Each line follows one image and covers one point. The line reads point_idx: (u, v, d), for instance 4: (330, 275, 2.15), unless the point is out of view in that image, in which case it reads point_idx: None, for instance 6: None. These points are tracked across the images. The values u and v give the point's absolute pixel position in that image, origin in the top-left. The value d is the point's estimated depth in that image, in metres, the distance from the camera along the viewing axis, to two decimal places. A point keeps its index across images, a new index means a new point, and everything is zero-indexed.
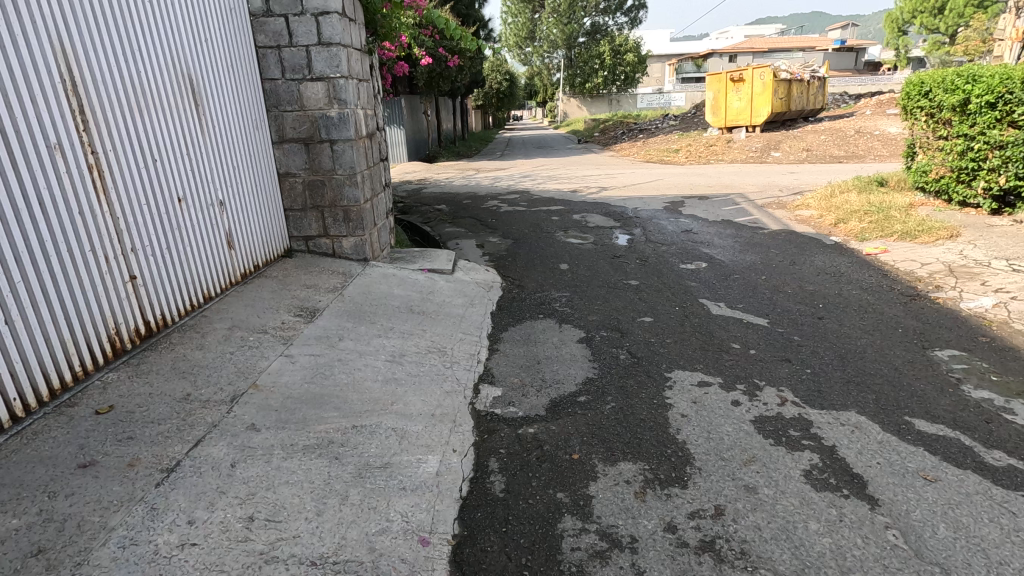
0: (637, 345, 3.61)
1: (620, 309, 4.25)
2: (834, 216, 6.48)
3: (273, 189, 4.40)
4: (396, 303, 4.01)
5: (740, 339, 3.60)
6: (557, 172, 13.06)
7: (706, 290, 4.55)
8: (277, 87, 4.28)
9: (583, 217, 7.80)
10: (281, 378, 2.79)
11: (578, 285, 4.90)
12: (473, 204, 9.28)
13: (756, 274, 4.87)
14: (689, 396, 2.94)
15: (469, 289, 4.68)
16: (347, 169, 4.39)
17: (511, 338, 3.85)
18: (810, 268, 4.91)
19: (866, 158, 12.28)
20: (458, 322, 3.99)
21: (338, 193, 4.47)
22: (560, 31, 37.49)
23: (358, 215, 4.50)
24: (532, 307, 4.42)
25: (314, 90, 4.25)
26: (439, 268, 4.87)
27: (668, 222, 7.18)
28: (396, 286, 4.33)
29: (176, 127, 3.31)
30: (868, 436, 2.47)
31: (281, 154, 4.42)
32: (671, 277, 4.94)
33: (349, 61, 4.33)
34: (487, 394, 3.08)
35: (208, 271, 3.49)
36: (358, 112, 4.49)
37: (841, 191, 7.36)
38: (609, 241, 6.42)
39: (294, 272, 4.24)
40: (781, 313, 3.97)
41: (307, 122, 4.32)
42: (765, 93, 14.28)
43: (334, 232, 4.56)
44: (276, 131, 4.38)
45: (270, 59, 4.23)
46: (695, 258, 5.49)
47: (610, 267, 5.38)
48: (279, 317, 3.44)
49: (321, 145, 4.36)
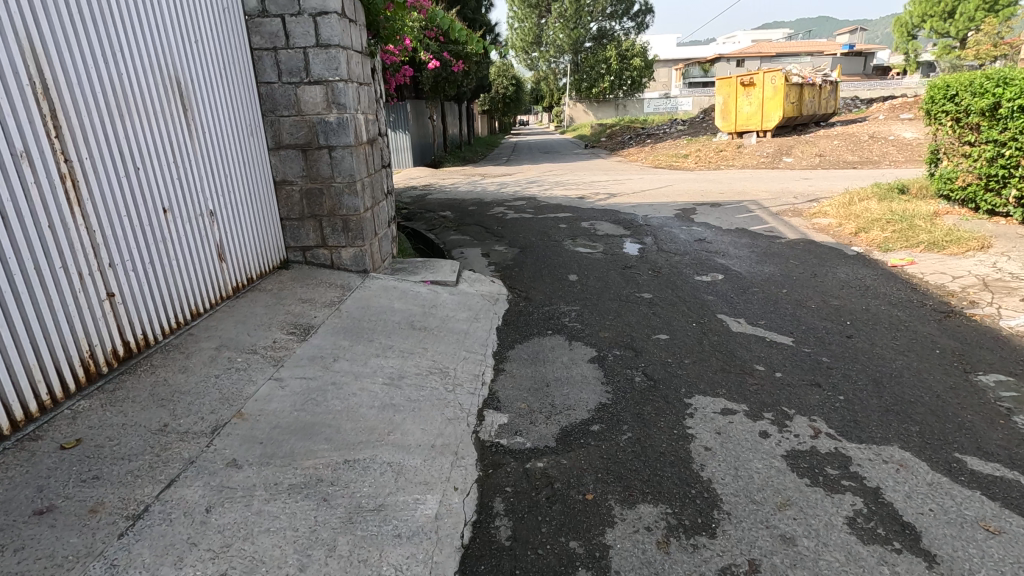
0: (653, 366, 3.37)
1: (633, 325, 4.02)
2: (854, 225, 6.22)
3: (268, 197, 4.20)
4: (397, 318, 3.79)
5: (764, 359, 3.35)
6: (564, 177, 12.85)
7: (724, 304, 4.30)
8: (273, 91, 4.08)
9: (592, 224, 7.57)
10: (269, 406, 2.57)
11: (588, 298, 4.66)
12: (478, 211, 9.08)
13: (776, 287, 4.62)
14: (712, 426, 2.69)
15: (474, 302, 4.46)
16: (347, 177, 4.18)
17: (518, 356, 3.62)
18: (833, 281, 4.65)
19: (881, 164, 11.99)
20: (462, 338, 3.76)
21: (336, 202, 4.26)
22: (566, 36, 37.40)
23: (358, 225, 4.30)
24: (540, 322, 4.19)
25: (312, 94, 4.04)
26: (442, 279, 4.65)
27: (680, 230, 6.94)
28: (397, 300, 4.12)
29: (163, 133, 3.10)
30: (916, 477, 2.22)
31: (277, 161, 4.22)
32: (685, 289, 4.70)
33: (349, 63, 4.13)
34: (493, 421, 2.85)
35: (197, 286, 3.27)
36: (358, 117, 4.28)
37: (860, 198, 7.09)
38: (620, 250, 6.18)
39: (290, 285, 4.03)
40: (807, 331, 3.71)
41: (305, 127, 4.12)
42: (776, 98, 14.01)
43: (332, 242, 4.35)
44: (273, 136, 4.18)
45: (266, 62, 4.03)
46: (711, 269, 5.24)
47: (622, 278, 5.13)
48: (270, 336, 3.22)
49: (320, 151, 4.15)
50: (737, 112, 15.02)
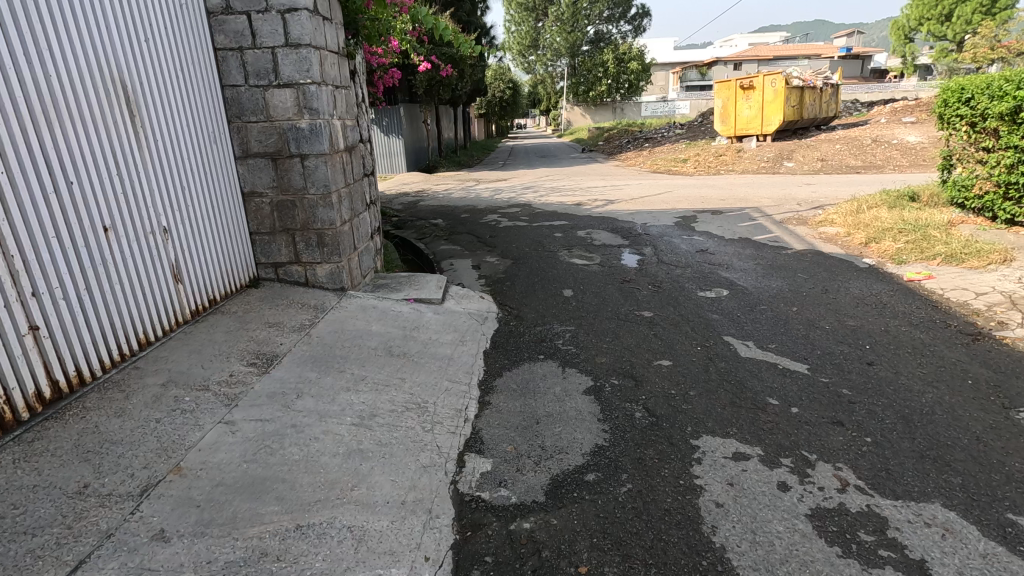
0: (654, 398, 3.04)
1: (633, 348, 3.69)
2: (864, 235, 5.92)
3: (235, 210, 3.86)
4: (374, 343, 3.46)
5: (777, 391, 3.02)
6: (561, 183, 12.53)
7: (731, 324, 3.97)
8: (239, 95, 3.75)
9: (589, 233, 7.25)
10: (214, 457, 2.23)
11: (583, 317, 4.33)
12: (471, 219, 8.75)
13: (786, 304, 4.30)
14: (723, 475, 2.36)
15: (460, 322, 4.13)
16: (321, 188, 3.85)
17: (506, 387, 3.28)
18: (846, 297, 4.33)
19: (885, 168, 11.70)
20: (444, 365, 3.43)
21: (310, 215, 3.92)
22: (563, 39, 37.21)
23: (334, 239, 3.98)
24: (531, 344, 3.86)
25: (281, 98, 3.71)
26: (426, 297, 4.31)
27: (680, 240, 6.63)
28: (376, 321, 3.78)
29: (107, 142, 2.76)
30: (967, 546, 1.90)
31: (245, 170, 3.89)
32: (688, 307, 4.38)
33: (323, 65, 3.80)
34: (474, 468, 2.51)
35: (146, 313, 2.93)
36: (333, 122, 3.94)
37: (869, 206, 6.78)
38: (618, 262, 5.86)
39: (257, 306, 3.68)
40: (824, 356, 3.39)
41: (274, 133, 3.79)
42: (777, 101, 13.73)
43: (306, 259, 4.02)
44: (240, 144, 3.85)
45: (231, 63, 3.70)
46: (715, 284, 4.92)
47: (620, 294, 4.81)
48: (226, 368, 2.87)
49: (291, 159, 3.82)
50: (737, 115, 14.72)
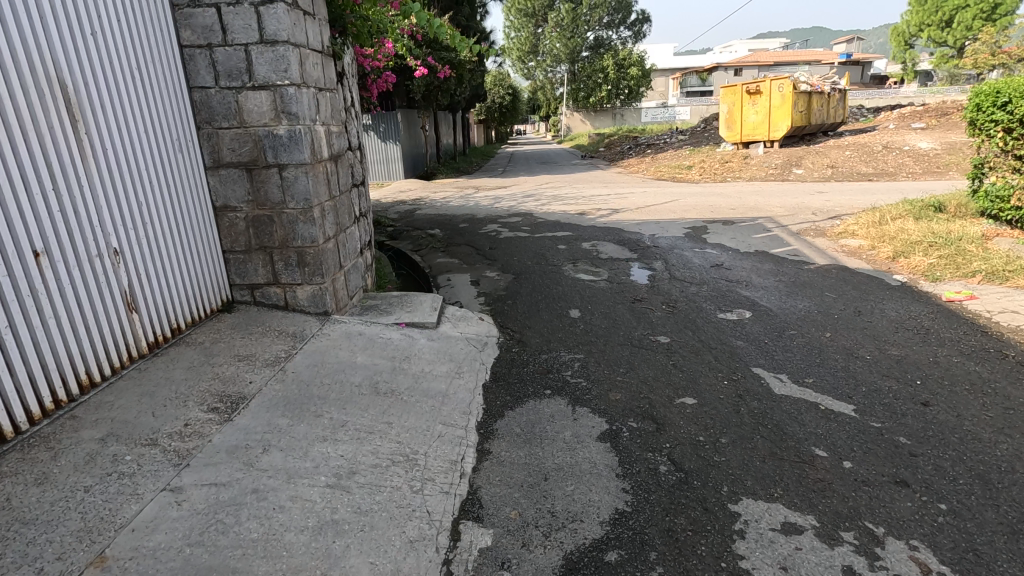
0: (681, 447, 2.62)
1: (651, 383, 3.27)
2: (891, 249, 5.53)
3: (205, 226, 3.44)
4: (358, 380, 3.04)
5: (823, 438, 2.61)
6: (563, 191, 12.15)
7: (759, 354, 3.56)
8: (209, 98, 3.34)
9: (594, 245, 6.86)
10: (150, 540, 1.80)
11: (593, 343, 3.92)
12: (470, 229, 8.37)
13: (817, 329, 3.89)
14: (774, 556, 1.95)
15: (456, 349, 3.72)
16: (302, 202, 3.45)
17: (508, 431, 2.87)
18: (884, 321, 3.93)
19: (898, 176, 11.32)
20: (438, 405, 3.01)
21: (289, 231, 3.51)
22: (563, 45, 37.03)
23: (317, 258, 3.57)
24: (536, 377, 3.44)
25: (256, 100, 3.30)
26: (419, 321, 3.90)
27: (692, 253, 6.24)
28: (362, 351, 3.37)
29: (41, 152, 2.33)
30: None
31: (216, 182, 3.48)
32: (708, 332, 3.97)
33: (303, 64, 3.39)
34: (471, 543, 2.09)
35: (89, 350, 2.51)
36: (316, 128, 3.54)
37: (893, 217, 6.40)
38: (627, 278, 5.45)
39: (228, 334, 3.27)
40: (871, 394, 2.97)
41: (249, 141, 3.38)
42: (784, 106, 13.37)
43: (285, 280, 3.62)
44: (210, 153, 3.44)
45: (200, 62, 3.29)
46: (735, 304, 4.52)
47: (631, 316, 4.40)
48: (182, 416, 2.45)
49: (268, 170, 3.42)
50: (743, 121, 14.38)
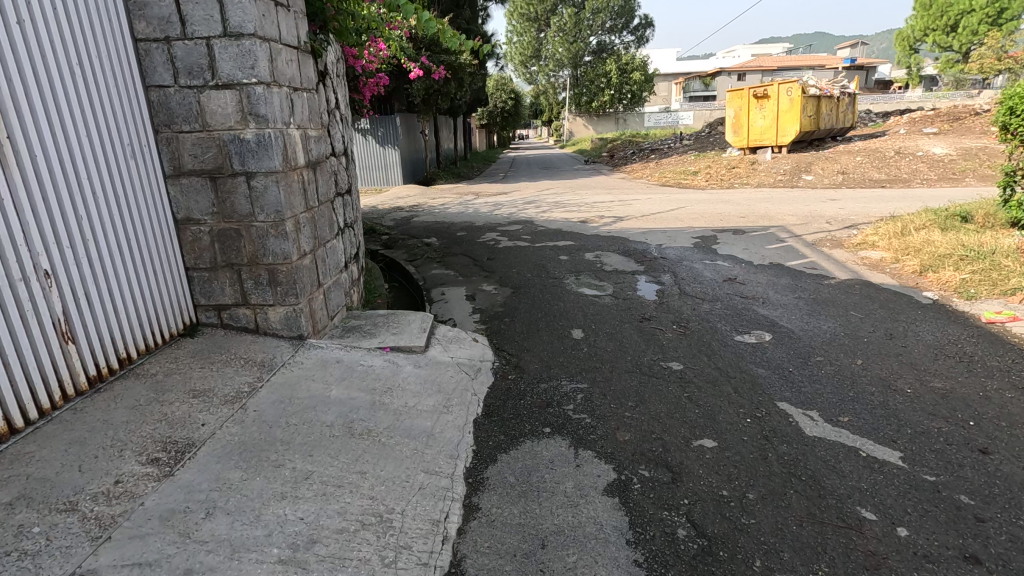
0: (702, 505, 2.24)
1: (663, 420, 2.89)
2: (917, 262, 5.15)
3: (164, 242, 3.07)
4: (329, 418, 2.66)
5: (869, 495, 2.23)
6: (565, 197, 11.78)
7: (783, 385, 3.17)
8: (167, 98, 2.98)
9: (598, 256, 6.48)
10: None
11: (598, 370, 3.53)
12: (468, 238, 8.00)
13: (846, 355, 3.50)
14: None
15: (446, 378, 3.34)
16: (272, 214, 3.09)
17: (500, 481, 2.49)
18: (920, 347, 3.54)
19: (912, 182, 10.92)
20: (421, 448, 2.63)
21: (259, 247, 3.15)
22: (566, 49, 36.77)
23: (290, 276, 3.21)
24: (534, 412, 3.06)
25: (219, 101, 2.93)
26: (405, 345, 3.52)
27: (702, 265, 5.86)
28: (337, 383, 2.99)
29: None
30: None
31: (178, 192, 3.12)
32: (725, 358, 3.59)
33: (273, 60, 3.03)
34: None
35: (8, 391, 2.13)
36: (289, 132, 3.17)
37: (917, 228, 6.02)
38: (633, 293, 5.07)
39: (187, 363, 2.90)
40: (919, 438, 2.58)
41: (212, 146, 3.02)
42: (792, 110, 13.00)
43: (255, 301, 3.25)
44: (170, 160, 3.07)
45: (156, 57, 2.92)
46: (753, 324, 4.13)
47: (639, 338, 4.01)
48: (114, 470, 2.08)
49: (234, 179, 3.05)
50: (750, 126, 13.99)
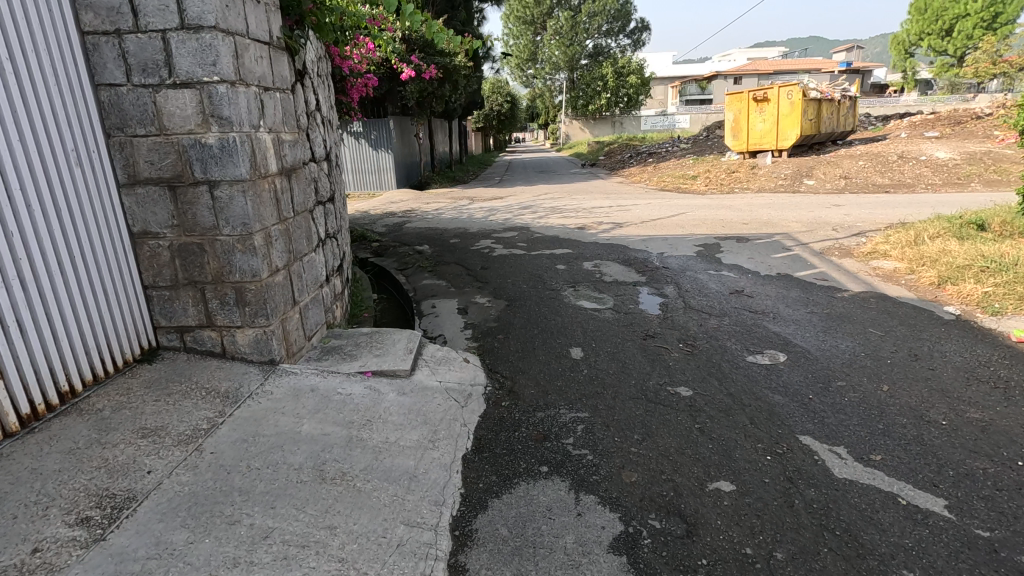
0: (725, 568, 1.94)
1: (673, 458, 2.59)
2: (935, 273, 4.88)
3: (117, 258, 2.75)
4: (298, 461, 2.35)
5: (918, 557, 1.92)
6: (562, 202, 11.49)
7: (804, 415, 2.88)
8: (119, 98, 2.66)
9: (597, 265, 6.19)
10: None
11: (600, 396, 3.23)
12: (461, 245, 7.70)
13: (869, 379, 3.21)
14: None
15: (432, 406, 3.03)
16: (239, 227, 2.78)
17: (491, 534, 2.18)
18: (950, 371, 3.26)
19: (916, 188, 10.69)
20: (402, 493, 2.32)
21: (224, 263, 2.84)
22: (562, 53, 36.59)
23: (260, 296, 2.90)
24: (529, 448, 2.76)
25: (177, 100, 2.63)
26: (388, 369, 3.21)
27: (706, 276, 5.57)
28: (310, 417, 2.68)
29: None
30: None
31: (133, 203, 2.80)
32: (736, 382, 3.30)
33: (239, 56, 2.72)
34: None
35: None
36: (258, 136, 2.87)
37: (930, 236, 5.76)
38: (635, 306, 4.78)
39: (140, 395, 2.58)
40: (963, 481, 2.29)
41: (171, 152, 2.71)
42: (793, 114, 12.77)
43: (221, 322, 2.95)
44: (124, 167, 2.76)
45: (106, 53, 2.61)
46: (766, 343, 3.84)
47: (643, 359, 3.71)
48: (33, 535, 1.76)
49: (195, 188, 2.75)
50: (750, 130, 13.75)
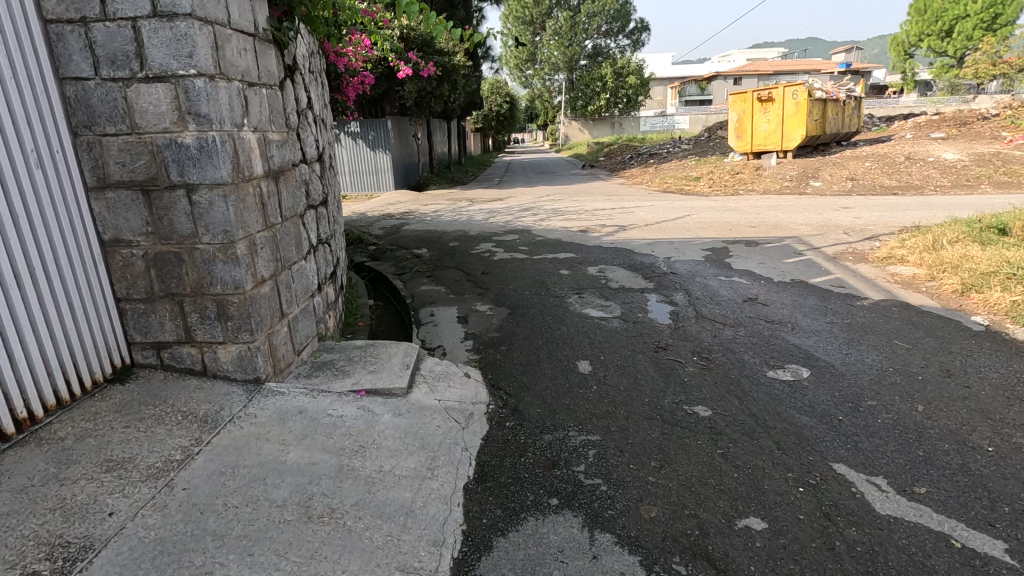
0: None
1: (696, 489, 2.36)
2: (957, 280, 4.66)
3: (85, 269, 2.50)
4: (282, 497, 2.11)
5: None
6: (564, 204, 11.27)
7: (836, 439, 2.65)
8: (86, 92, 2.42)
9: (602, 271, 5.96)
10: None
11: (611, 417, 2.99)
12: (461, 249, 7.46)
13: (903, 398, 2.98)
14: None
15: (431, 429, 2.78)
16: (219, 235, 2.54)
17: None
18: (989, 389, 3.02)
19: (925, 189, 10.49)
20: (396, 533, 2.07)
21: (204, 274, 2.60)
22: (561, 53, 36.43)
23: (243, 309, 2.66)
24: (537, 477, 2.52)
25: (151, 96, 2.39)
26: (383, 388, 2.97)
27: (716, 282, 5.35)
28: (297, 444, 2.43)
29: None
30: None
31: (103, 208, 2.56)
32: (758, 400, 3.06)
33: (219, 46, 2.49)
34: None
35: None
36: (241, 134, 2.63)
37: (950, 241, 5.53)
38: (644, 315, 4.55)
39: (109, 422, 2.34)
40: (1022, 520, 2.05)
41: (145, 153, 2.47)
42: (798, 114, 12.58)
43: (202, 338, 2.71)
44: (93, 170, 2.52)
45: (72, 43, 2.38)
46: (786, 357, 3.61)
47: (656, 374, 3.47)
48: None
49: (171, 192, 2.51)
50: (754, 131, 13.54)
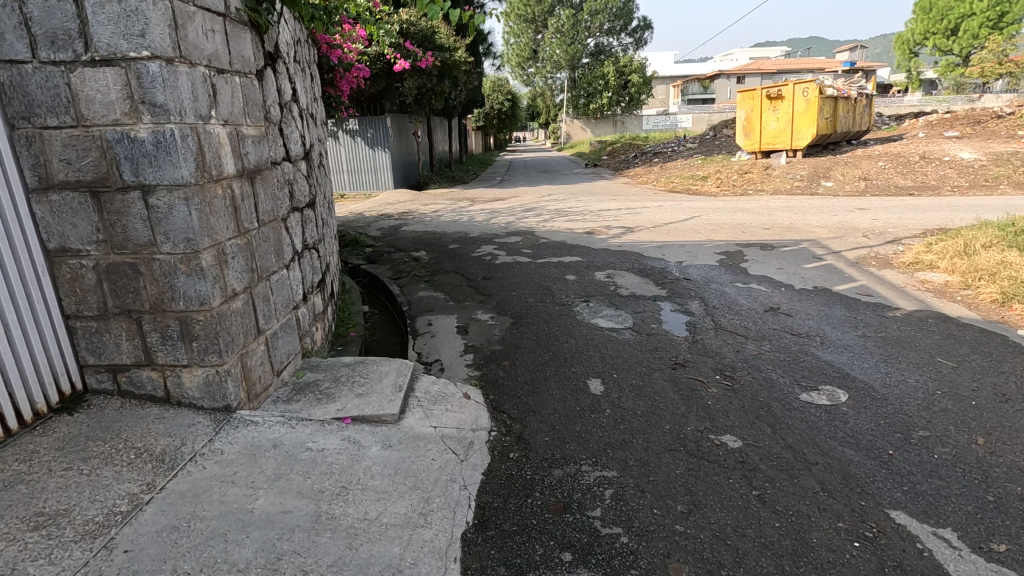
0: None
1: (734, 542, 2.02)
2: (996, 288, 4.34)
3: (25, 284, 2.16)
4: (245, 558, 1.77)
5: None
6: (568, 204, 10.93)
7: (891, 480, 2.31)
8: (24, 78, 2.08)
9: (611, 276, 5.62)
10: None
11: (628, 449, 2.64)
12: (462, 251, 7.13)
13: (960, 428, 2.64)
14: None
15: (425, 462, 2.43)
16: (180, 243, 2.21)
17: None
18: None
19: (941, 190, 10.12)
20: None
21: (164, 287, 2.27)
22: (563, 52, 36.14)
23: (209, 328, 2.31)
24: (547, 524, 2.18)
25: (97, 82, 2.05)
26: (371, 416, 2.62)
27: (732, 288, 5.03)
28: (269, 487, 2.09)
29: None
30: None
31: (47, 213, 2.22)
32: (794, 429, 2.72)
33: (178, 24, 2.14)
34: None
35: None
36: (206, 126, 2.29)
37: (983, 245, 5.19)
38: (657, 326, 4.22)
39: (46, 462, 2.00)
40: None
41: (93, 148, 2.13)
42: (808, 113, 12.23)
43: (164, 360, 2.38)
44: (36, 169, 2.18)
45: (4, 20, 2.04)
46: (819, 377, 3.26)
47: (676, 396, 3.12)
48: None
49: (125, 195, 2.17)
50: (762, 130, 13.20)
